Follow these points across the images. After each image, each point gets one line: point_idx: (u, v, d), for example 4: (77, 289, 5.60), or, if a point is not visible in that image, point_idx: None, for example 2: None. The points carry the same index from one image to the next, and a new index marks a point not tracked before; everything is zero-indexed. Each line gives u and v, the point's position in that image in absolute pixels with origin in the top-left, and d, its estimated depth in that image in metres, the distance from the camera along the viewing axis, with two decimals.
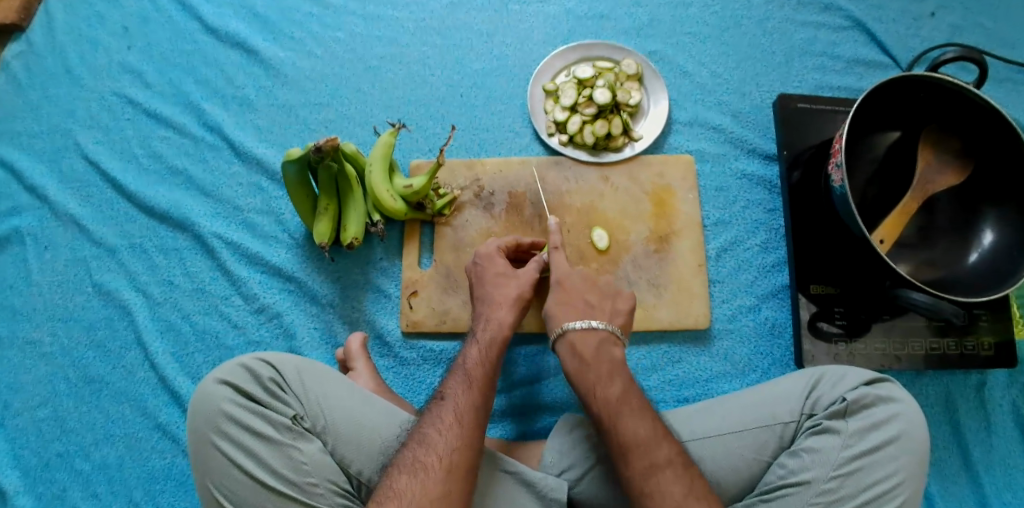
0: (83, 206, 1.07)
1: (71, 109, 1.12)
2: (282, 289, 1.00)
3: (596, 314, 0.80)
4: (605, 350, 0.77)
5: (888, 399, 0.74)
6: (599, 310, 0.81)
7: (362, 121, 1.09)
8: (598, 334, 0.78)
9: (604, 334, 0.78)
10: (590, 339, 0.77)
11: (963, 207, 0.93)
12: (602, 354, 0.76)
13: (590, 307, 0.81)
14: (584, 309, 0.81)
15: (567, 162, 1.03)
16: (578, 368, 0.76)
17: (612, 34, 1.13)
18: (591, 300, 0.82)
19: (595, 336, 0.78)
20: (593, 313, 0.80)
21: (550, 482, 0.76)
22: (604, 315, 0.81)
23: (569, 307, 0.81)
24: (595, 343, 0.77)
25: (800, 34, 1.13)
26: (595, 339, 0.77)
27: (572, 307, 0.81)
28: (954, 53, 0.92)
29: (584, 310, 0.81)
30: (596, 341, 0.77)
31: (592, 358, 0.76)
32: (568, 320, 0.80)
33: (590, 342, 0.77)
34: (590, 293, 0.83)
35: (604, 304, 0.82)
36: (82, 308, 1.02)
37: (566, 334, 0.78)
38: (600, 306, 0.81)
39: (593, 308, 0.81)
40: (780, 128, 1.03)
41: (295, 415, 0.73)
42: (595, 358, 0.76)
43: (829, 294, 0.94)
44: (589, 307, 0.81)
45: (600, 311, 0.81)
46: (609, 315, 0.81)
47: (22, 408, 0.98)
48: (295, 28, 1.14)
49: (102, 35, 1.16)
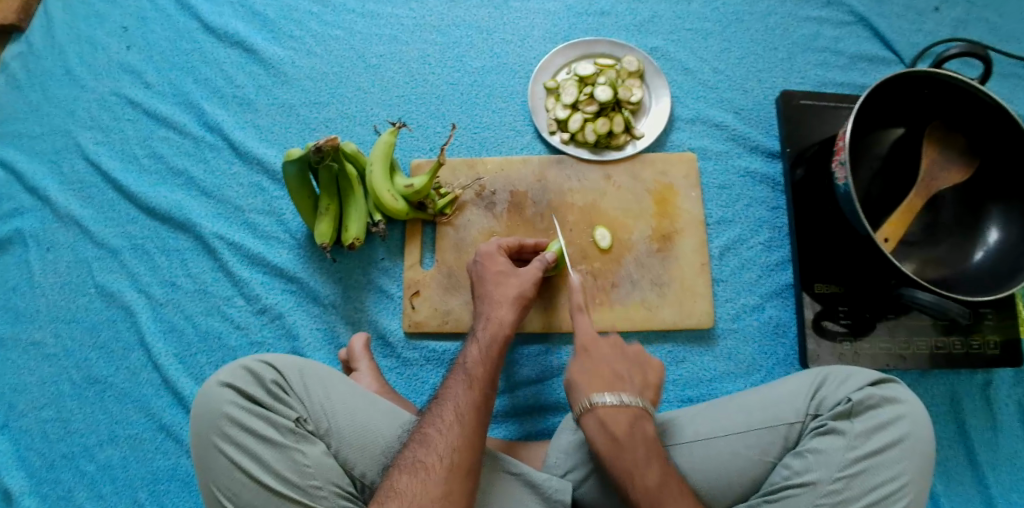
0: (85, 207, 1.07)
1: (71, 110, 1.12)
2: (284, 290, 1.00)
3: (625, 387, 0.74)
4: (638, 428, 0.71)
5: (893, 400, 0.73)
6: (629, 382, 0.75)
7: (363, 120, 1.09)
8: (629, 411, 0.71)
9: (636, 410, 0.72)
10: (622, 416, 0.71)
11: (968, 204, 0.93)
12: (636, 433, 0.70)
13: (617, 377, 0.75)
14: (611, 380, 0.74)
15: (569, 160, 1.02)
16: (611, 449, 0.69)
17: (613, 30, 1.12)
18: (620, 371, 0.75)
19: (627, 413, 0.71)
20: (622, 385, 0.74)
21: (555, 483, 0.76)
22: (633, 388, 0.74)
23: (598, 380, 0.74)
24: (627, 419, 0.71)
25: (803, 29, 1.12)
26: (626, 416, 0.71)
27: (597, 379, 0.74)
28: (958, 48, 0.91)
29: (612, 380, 0.74)
30: (628, 418, 0.71)
31: (627, 437, 0.69)
32: (596, 393, 0.73)
33: (622, 420, 0.71)
34: (619, 365, 0.76)
35: (632, 376, 0.76)
36: (84, 309, 1.02)
37: (595, 409, 0.71)
38: (629, 379, 0.75)
39: (620, 380, 0.75)
40: (783, 126, 1.03)
41: (298, 417, 0.72)
42: (629, 436, 0.70)
43: (833, 292, 0.94)
44: (615, 379, 0.75)
45: (628, 382, 0.75)
46: (639, 388, 0.75)
47: (25, 409, 0.98)
48: (294, 27, 1.13)
49: (101, 34, 1.16)
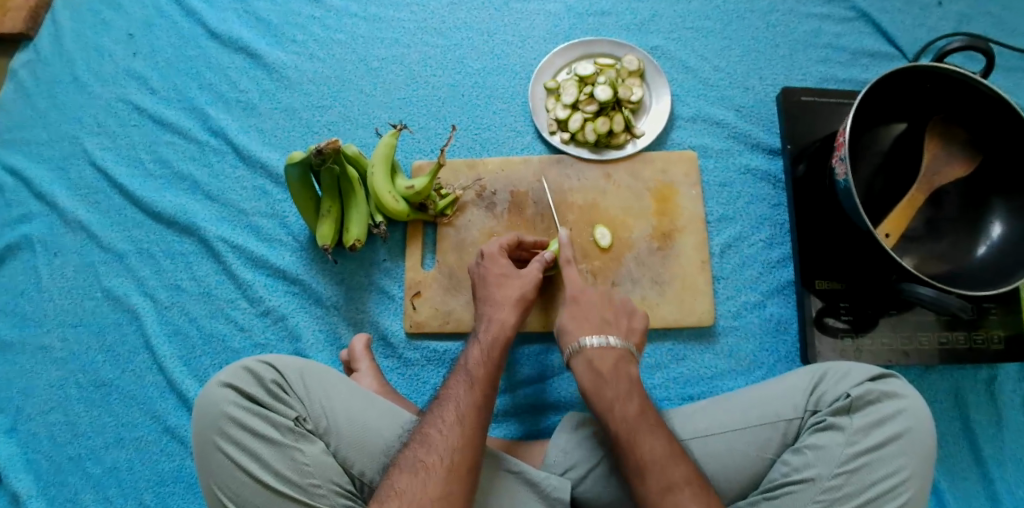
0: (91, 212, 1.08)
1: (79, 117, 1.14)
2: (287, 292, 1.01)
3: (613, 331, 0.80)
4: (623, 366, 0.77)
5: (893, 395, 0.73)
6: (616, 327, 0.81)
7: (365, 122, 1.09)
8: (614, 351, 0.77)
9: (621, 351, 0.78)
10: (607, 355, 0.77)
11: (972, 199, 0.92)
12: (619, 370, 0.76)
13: (606, 322, 0.81)
14: (599, 325, 0.80)
15: (569, 160, 1.03)
16: (594, 383, 0.75)
17: (614, 30, 1.12)
18: (607, 316, 0.82)
19: (611, 353, 0.77)
20: (609, 329, 0.80)
21: (554, 482, 0.76)
22: (620, 333, 0.81)
23: (584, 321, 0.81)
24: (612, 359, 0.77)
25: (804, 26, 1.12)
26: (611, 356, 0.77)
27: (587, 322, 0.81)
28: (959, 42, 0.91)
29: (600, 325, 0.80)
30: (614, 357, 0.77)
31: (610, 373, 0.75)
32: (584, 336, 0.79)
33: (608, 358, 0.77)
34: (606, 311, 0.82)
35: (620, 320, 0.82)
36: (91, 313, 1.03)
37: (582, 349, 0.78)
38: (616, 323, 0.81)
39: (607, 324, 0.81)
40: (784, 123, 1.02)
41: (298, 417, 0.73)
42: (612, 372, 0.76)
43: (835, 289, 0.93)
44: (603, 322, 0.81)
45: (614, 327, 0.81)
46: (625, 332, 0.81)
47: (34, 412, 0.99)
48: (297, 31, 1.15)
49: (107, 42, 1.17)
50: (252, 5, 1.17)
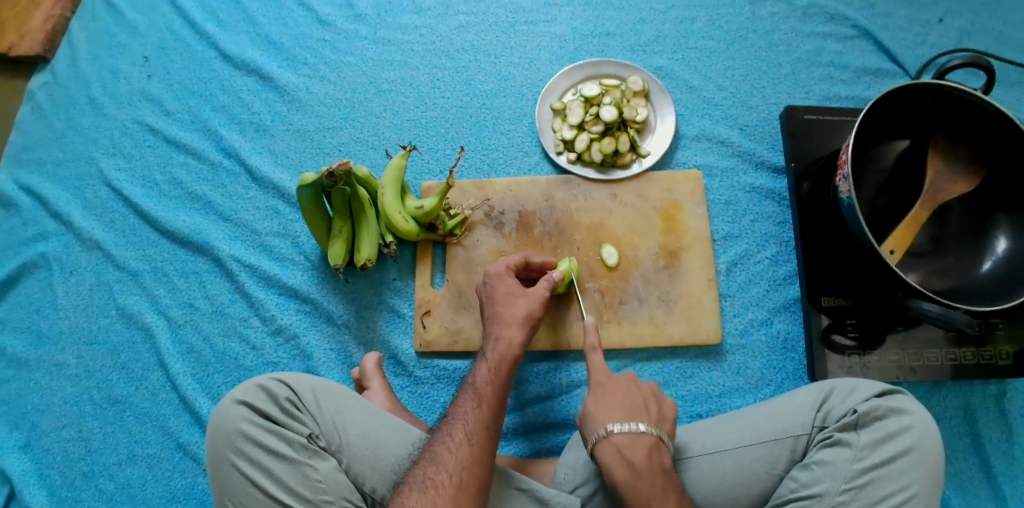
0: (106, 231, 1.10)
1: (94, 138, 1.16)
2: (298, 310, 1.02)
3: (643, 416, 0.73)
4: (655, 457, 0.70)
5: (901, 411, 0.73)
6: (646, 411, 0.74)
7: (375, 144, 1.11)
8: (645, 440, 0.71)
9: (652, 438, 0.71)
10: (639, 445, 0.70)
11: (977, 214, 0.93)
12: (653, 462, 0.70)
13: (634, 407, 0.74)
14: (628, 408, 0.74)
15: (576, 180, 1.04)
16: (628, 478, 0.68)
17: (618, 51, 1.15)
18: (634, 399, 0.75)
19: (644, 443, 0.70)
20: (639, 414, 0.73)
21: (563, 499, 0.77)
22: (651, 418, 0.73)
23: (610, 407, 0.74)
24: (644, 449, 0.70)
25: (806, 45, 1.14)
26: (644, 445, 0.70)
27: (614, 408, 0.74)
28: (961, 59, 0.92)
29: (629, 409, 0.74)
30: (646, 447, 0.70)
31: (644, 466, 0.69)
32: (610, 422, 0.72)
33: (639, 448, 0.70)
34: (633, 395, 0.75)
35: (649, 406, 0.75)
36: (105, 330, 1.05)
37: (610, 437, 0.71)
38: (646, 408, 0.74)
39: (637, 410, 0.74)
40: (788, 141, 1.04)
41: (311, 433, 0.74)
42: (647, 465, 0.69)
43: (841, 305, 0.94)
44: (631, 408, 0.74)
45: (644, 412, 0.74)
46: (656, 419, 0.74)
47: (48, 428, 1.01)
48: (308, 54, 1.17)
49: (122, 65, 1.20)
50: (264, 28, 1.20)
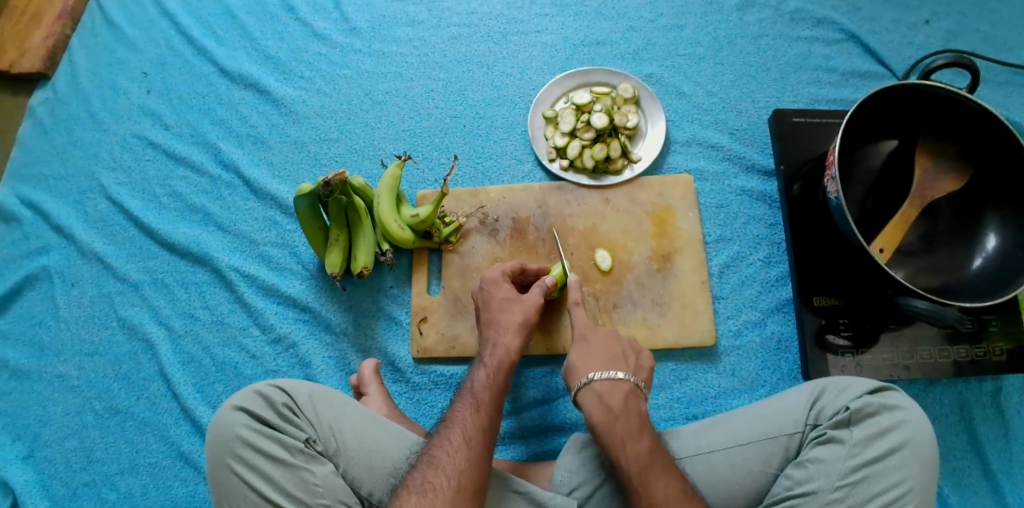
0: (107, 244, 1.12)
1: (95, 153, 1.18)
2: (297, 319, 1.03)
3: (621, 366, 0.80)
4: (632, 402, 0.77)
5: (893, 407, 0.74)
6: (624, 362, 0.81)
7: (371, 154, 1.13)
8: (623, 386, 0.77)
9: (629, 386, 0.78)
10: (616, 390, 0.77)
11: (965, 211, 0.94)
12: (629, 406, 0.76)
13: (613, 359, 0.81)
14: (607, 360, 0.81)
15: (569, 186, 1.06)
16: (605, 418, 0.75)
17: (609, 59, 1.17)
18: (614, 351, 0.82)
19: (621, 387, 0.77)
20: (617, 364, 0.80)
21: (560, 501, 0.77)
22: (629, 368, 0.80)
23: (591, 357, 0.82)
24: (621, 394, 0.77)
25: (794, 50, 1.15)
26: (621, 391, 0.77)
27: (595, 359, 0.81)
28: (944, 59, 0.94)
29: (608, 360, 0.81)
30: (623, 392, 0.77)
31: (620, 409, 0.75)
32: (591, 371, 0.80)
33: (617, 394, 0.77)
34: (613, 348, 0.83)
35: (628, 357, 0.82)
36: (107, 342, 1.06)
37: (590, 384, 0.78)
38: (624, 360, 0.81)
39: (616, 361, 0.81)
40: (778, 144, 1.05)
41: (308, 438, 0.75)
42: (623, 408, 0.76)
43: (834, 305, 0.95)
44: (610, 358, 0.81)
45: (623, 362, 0.81)
46: (633, 369, 0.81)
47: (50, 439, 1.02)
48: (305, 68, 1.20)
49: (123, 81, 1.23)
50: (261, 43, 1.22)
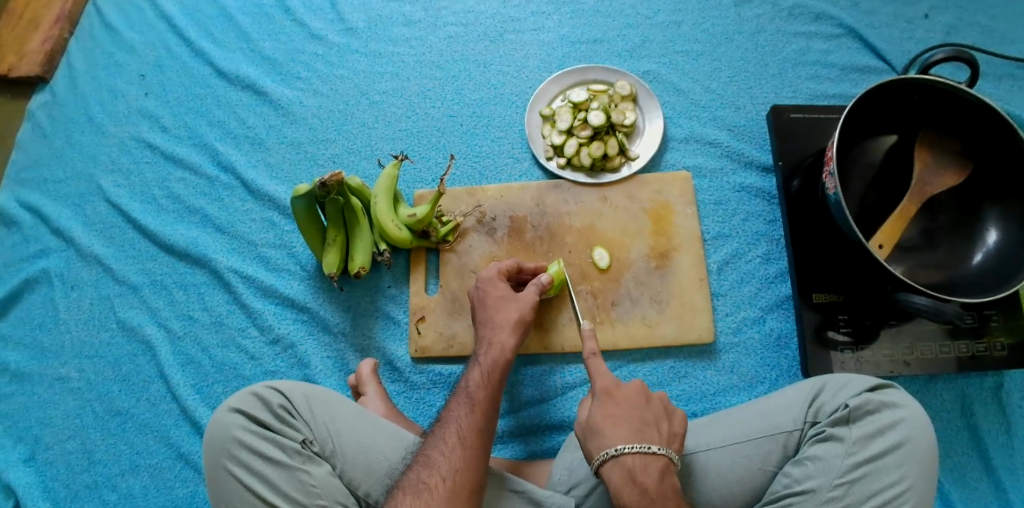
0: (107, 246, 1.12)
1: (94, 156, 1.19)
2: (295, 319, 1.04)
3: (654, 436, 0.72)
4: (667, 480, 0.69)
5: (892, 405, 0.74)
6: (656, 430, 0.73)
7: (368, 154, 1.13)
8: (658, 462, 0.69)
9: (663, 460, 0.70)
10: (651, 467, 0.69)
11: (966, 206, 0.93)
12: (664, 486, 0.68)
13: (643, 424, 0.73)
14: (637, 427, 0.72)
15: (566, 184, 1.05)
16: (641, 502, 0.66)
17: (606, 57, 1.16)
18: (644, 417, 0.74)
19: (656, 464, 0.69)
20: (650, 434, 0.72)
21: (558, 500, 0.77)
22: (660, 438, 0.72)
23: (620, 424, 0.72)
24: (656, 472, 0.69)
25: (792, 45, 1.15)
26: (655, 468, 0.69)
27: (623, 426, 0.72)
28: (943, 53, 0.93)
29: (639, 428, 0.72)
30: (657, 470, 0.69)
31: (656, 491, 0.67)
32: (620, 442, 0.70)
33: (652, 472, 0.69)
34: (643, 413, 0.74)
35: (660, 424, 0.74)
36: (107, 343, 1.07)
37: (621, 457, 0.69)
38: (656, 427, 0.73)
39: (647, 429, 0.72)
40: (775, 140, 1.05)
41: (305, 439, 0.75)
42: (659, 489, 0.67)
43: (833, 301, 0.94)
44: (642, 427, 0.72)
45: (655, 431, 0.73)
46: (666, 439, 0.72)
47: (51, 441, 1.02)
48: (301, 68, 1.20)
49: (121, 83, 1.23)
50: (257, 44, 1.22)
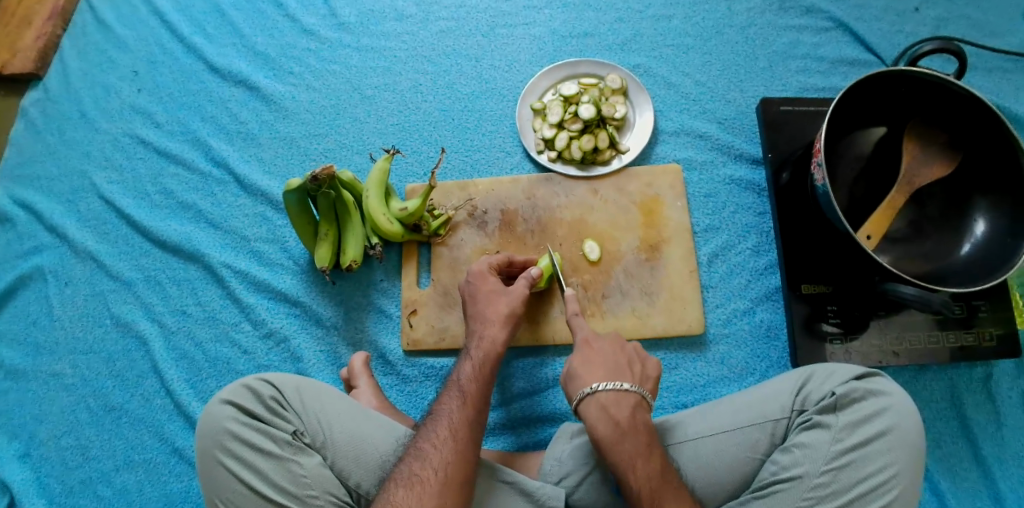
0: (100, 242, 1.13)
1: (87, 152, 1.19)
2: (288, 314, 1.04)
3: (626, 376, 0.75)
4: (638, 416, 0.72)
5: (879, 393, 0.74)
6: (629, 371, 0.76)
7: (360, 149, 1.14)
8: (629, 399, 0.73)
9: (635, 397, 0.73)
10: (623, 403, 0.72)
11: (955, 197, 0.94)
12: (636, 420, 0.72)
13: (617, 367, 0.76)
14: (612, 369, 0.75)
15: (557, 177, 1.06)
16: (613, 435, 0.70)
17: (596, 50, 1.17)
18: (619, 360, 0.77)
19: (628, 400, 0.72)
20: (624, 374, 0.75)
21: (547, 490, 0.78)
22: (633, 378, 0.75)
23: (596, 366, 0.76)
24: (629, 408, 0.72)
25: (783, 38, 1.15)
26: (627, 404, 0.72)
27: (598, 368, 0.75)
28: (932, 45, 0.93)
29: (613, 369, 0.75)
30: (629, 406, 0.72)
31: (628, 424, 0.71)
32: (595, 381, 0.74)
33: (624, 407, 0.72)
34: (618, 356, 0.77)
35: (633, 367, 0.77)
36: (101, 339, 1.07)
37: (595, 395, 0.72)
38: (630, 369, 0.76)
39: (621, 370, 0.75)
40: (765, 133, 1.05)
41: (295, 430, 0.76)
42: (630, 424, 0.71)
43: (822, 293, 0.95)
44: (616, 368, 0.76)
45: (628, 372, 0.76)
46: (639, 379, 0.76)
47: (46, 437, 1.03)
48: (294, 64, 1.20)
49: (113, 80, 1.23)
50: (250, 39, 1.23)
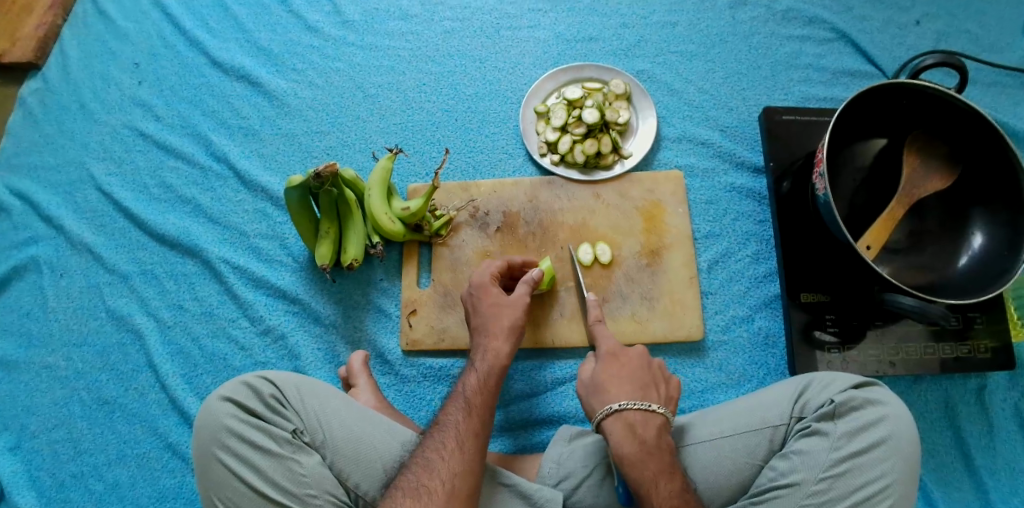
0: (97, 234, 1.12)
1: (86, 143, 1.18)
2: (287, 311, 1.03)
3: (654, 396, 0.76)
4: (664, 437, 0.73)
5: (876, 402, 0.75)
6: (656, 392, 0.77)
7: (362, 147, 1.14)
8: (656, 420, 0.74)
9: (661, 420, 0.74)
10: (649, 423, 0.73)
11: (953, 210, 0.94)
12: (662, 441, 0.73)
13: (644, 386, 0.77)
14: (640, 386, 0.77)
15: (559, 181, 1.06)
16: (638, 454, 0.71)
17: (600, 55, 1.17)
18: (644, 379, 0.78)
19: (656, 421, 0.74)
20: (652, 394, 0.76)
21: (545, 493, 0.77)
22: (660, 399, 0.77)
23: (623, 382, 0.77)
24: (655, 428, 0.73)
25: (785, 48, 1.16)
26: (654, 425, 0.73)
27: (625, 385, 0.77)
28: (932, 58, 0.93)
29: (641, 388, 0.77)
30: (656, 427, 0.73)
31: (654, 444, 0.72)
32: (621, 399, 0.75)
33: (651, 427, 0.73)
34: (645, 374, 0.78)
35: (659, 386, 0.79)
36: (95, 332, 1.06)
37: (623, 413, 0.73)
38: (656, 388, 0.78)
39: (648, 389, 0.77)
40: (767, 141, 1.06)
41: (295, 429, 0.75)
42: (657, 444, 0.72)
43: (821, 302, 0.95)
44: (643, 386, 0.77)
45: (655, 391, 0.77)
46: (663, 399, 0.78)
47: (37, 430, 1.01)
48: (297, 60, 1.19)
49: (114, 71, 1.22)
50: (253, 35, 1.22)
